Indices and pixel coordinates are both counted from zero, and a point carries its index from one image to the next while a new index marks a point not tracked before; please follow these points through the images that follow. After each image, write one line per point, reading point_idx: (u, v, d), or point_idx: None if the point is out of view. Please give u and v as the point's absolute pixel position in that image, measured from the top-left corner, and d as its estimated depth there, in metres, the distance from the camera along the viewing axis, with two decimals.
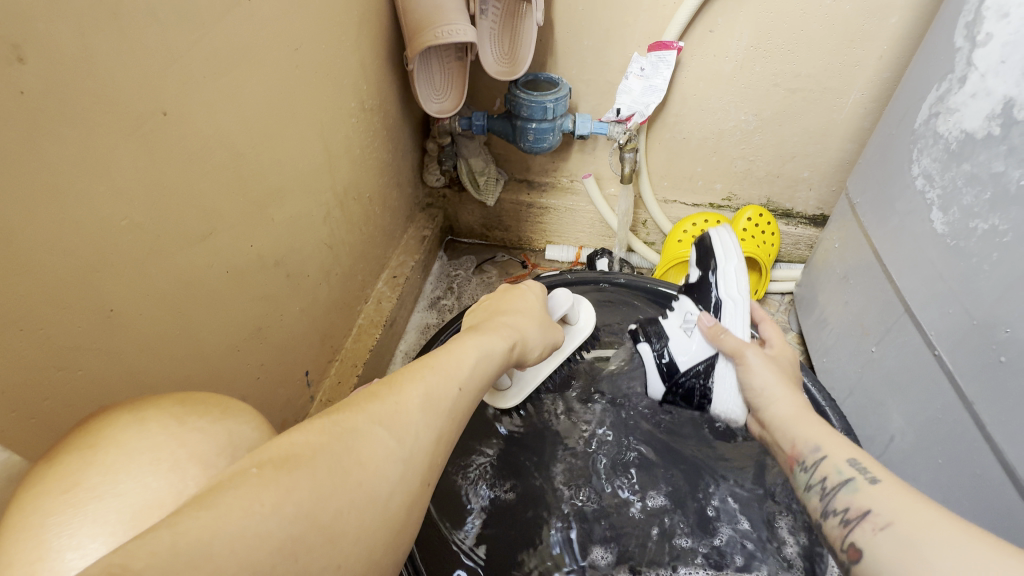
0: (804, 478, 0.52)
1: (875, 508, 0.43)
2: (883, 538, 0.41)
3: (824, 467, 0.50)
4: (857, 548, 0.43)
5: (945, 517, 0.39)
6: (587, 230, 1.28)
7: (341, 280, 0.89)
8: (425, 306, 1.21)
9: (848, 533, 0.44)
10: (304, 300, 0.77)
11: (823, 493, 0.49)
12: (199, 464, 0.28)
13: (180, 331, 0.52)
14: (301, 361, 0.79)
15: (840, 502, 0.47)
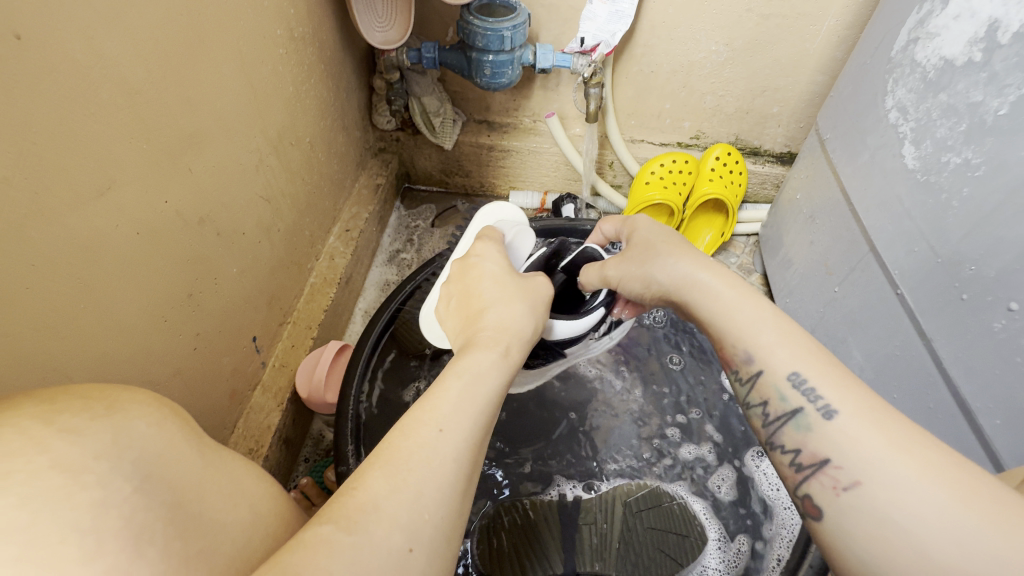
0: (743, 393, 0.47)
1: (834, 459, 0.39)
2: (846, 501, 0.37)
3: (768, 387, 0.45)
4: (814, 505, 0.40)
5: (914, 470, 0.35)
6: (552, 174, 1.22)
7: (286, 237, 0.82)
8: (384, 261, 1.15)
9: (802, 481, 0.41)
10: (242, 261, 0.70)
11: (767, 418, 0.45)
12: (78, 468, 0.23)
13: (82, 302, 0.46)
14: (246, 327, 0.73)
15: (790, 441, 0.43)
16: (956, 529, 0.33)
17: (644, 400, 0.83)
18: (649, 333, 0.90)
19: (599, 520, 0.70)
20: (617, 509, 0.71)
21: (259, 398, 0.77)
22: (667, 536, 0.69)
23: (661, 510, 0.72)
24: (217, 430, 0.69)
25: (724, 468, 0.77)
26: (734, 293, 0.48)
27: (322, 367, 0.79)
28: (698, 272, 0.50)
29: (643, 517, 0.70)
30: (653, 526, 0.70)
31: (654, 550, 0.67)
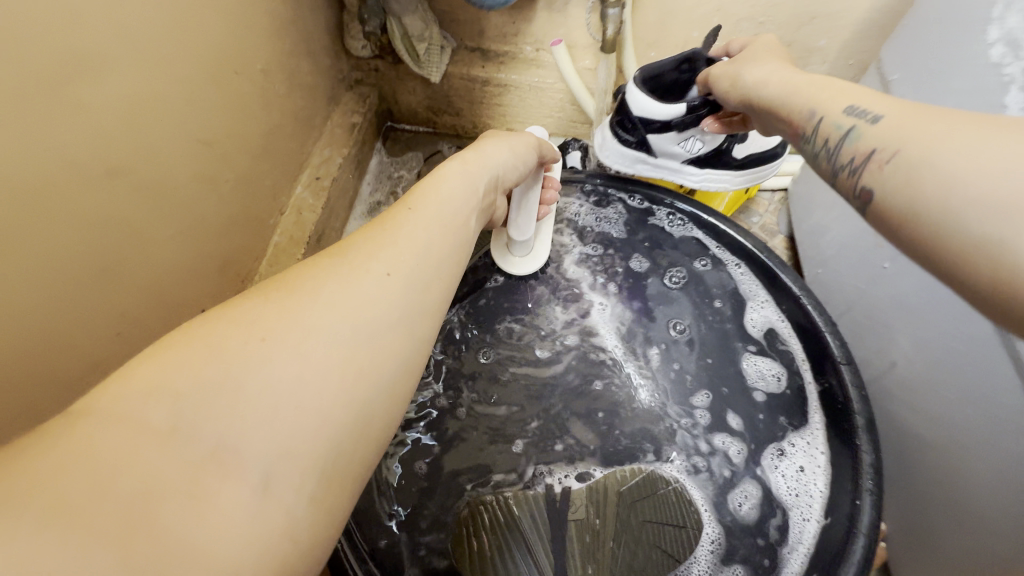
0: (808, 147, 0.53)
1: (881, 145, 0.43)
2: (890, 168, 0.41)
3: (865, 143, 0.46)
4: (867, 190, 0.43)
5: (972, 161, 0.35)
6: (556, 114, 1.06)
7: (239, 188, 0.68)
8: (364, 213, 1.02)
9: (859, 180, 0.45)
10: (180, 223, 0.58)
11: (828, 153, 0.50)
12: None
13: None
14: (193, 299, 0.62)
15: (846, 154, 0.47)
16: (994, 172, 0.33)
17: (645, 374, 0.69)
18: (654, 291, 0.75)
19: (588, 515, 0.60)
20: (608, 501, 0.61)
21: None
22: (667, 530, 0.59)
23: (660, 498, 0.61)
24: None
25: (746, 478, 0.62)
26: (809, 83, 0.56)
27: None
28: (794, 76, 0.58)
29: (639, 508, 0.60)
30: (650, 520, 0.60)
31: (652, 548, 0.58)
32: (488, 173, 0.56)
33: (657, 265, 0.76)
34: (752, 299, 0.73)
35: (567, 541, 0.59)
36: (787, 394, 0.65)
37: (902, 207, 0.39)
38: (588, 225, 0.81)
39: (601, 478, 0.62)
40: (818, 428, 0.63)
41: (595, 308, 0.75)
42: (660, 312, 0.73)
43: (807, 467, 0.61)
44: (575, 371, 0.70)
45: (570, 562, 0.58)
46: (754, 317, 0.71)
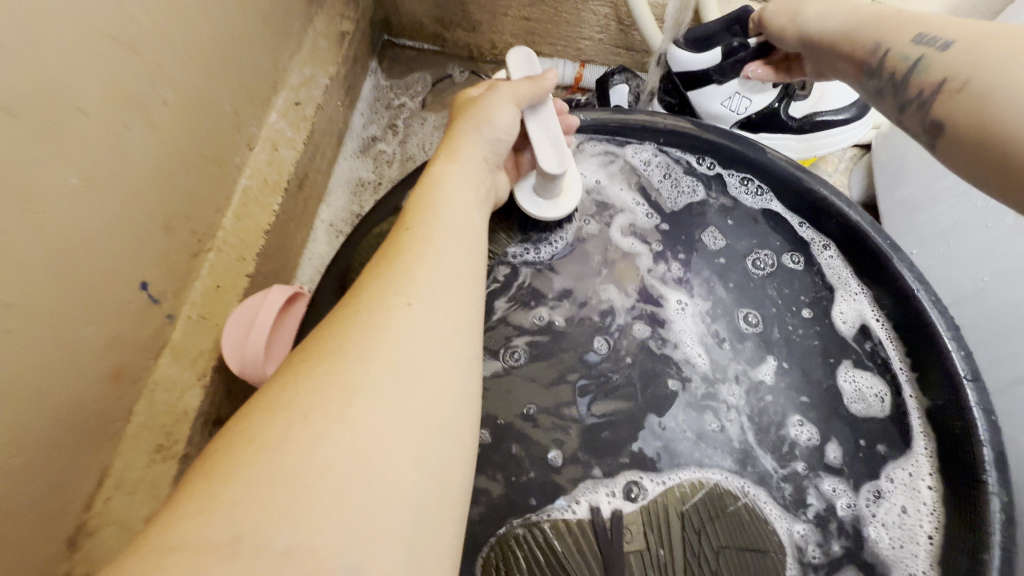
0: (871, 84, 0.44)
1: (951, 74, 0.37)
2: (962, 96, 0.36)
3: (937, 70, 0.38)
4: (936, 123, 0.37)
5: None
6: (597, 35, 0.83)
7: (183, 116, 0.49)
8: (356, 152, 0.83)
9: (926, 112, 0.39)
10: (88, 165, 0.40)
11: (892, 90, 0.42)
12: None
13: None
14: (123, 271, 0.45)
15: (912, 89, 0.40)
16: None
17: (720, 378, 0.55)
18: (726, 271, 0.60)
19: (654, 544, 0.47)
20: (671, 526, 0.48)
21: (169, 368, 0.51)
22: (746, 561, 0.48)
23: (735, 521, 0.49)
24: (98, 428, 0.45)
25: (838, 515, 0.51)
26: (894, 14, 0.44)
27: (261, 326, 0.52)
28: (852, 5, 0.47)
29: (712, 535, 0.48)
30: (727, 548, 0.48)
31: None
32: (478, 158, 0.48)
33: (736, 241, 0.61)
34: (840, 289, 0.58)
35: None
36: (896, 418, 0.53)
37: (954, 118, 0.36)
38: (649, 181, 0.64)
39: (662, 495, 0.49)
40: (924, 461, 0.51)
41: (664, 292, 0.59)
42: (732, 296, 0.59)
43: (905, 505, 0.50)
44: (634, 369, 0.55)
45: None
46: (842, 310, 0.58)
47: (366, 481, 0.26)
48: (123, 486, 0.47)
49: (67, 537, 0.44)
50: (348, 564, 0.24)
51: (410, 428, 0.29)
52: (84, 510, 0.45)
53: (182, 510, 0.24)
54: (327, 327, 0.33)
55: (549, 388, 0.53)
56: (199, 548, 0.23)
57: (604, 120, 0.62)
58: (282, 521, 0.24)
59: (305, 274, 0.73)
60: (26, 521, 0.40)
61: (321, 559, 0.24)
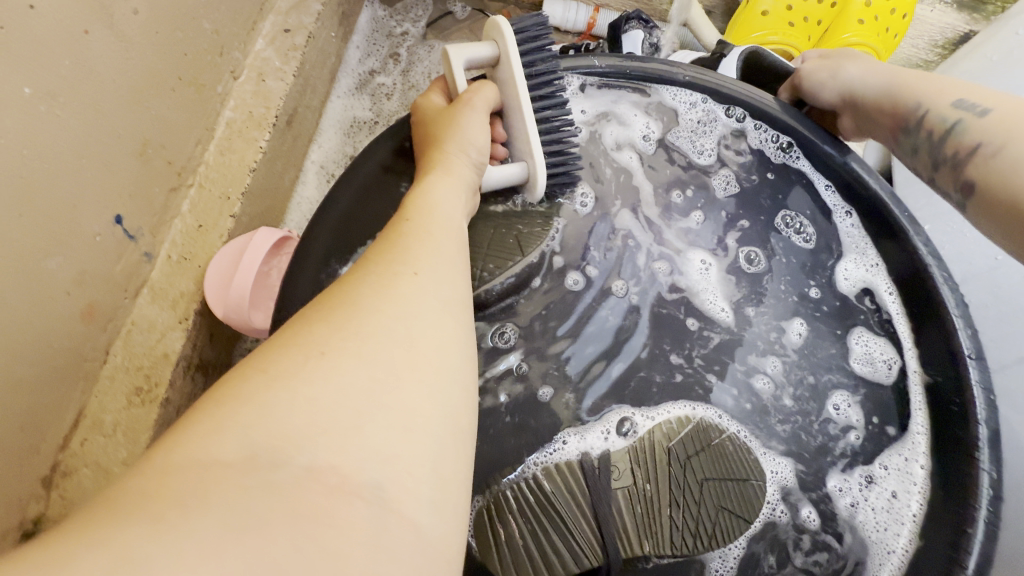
0: (907, 143, 0.47)
1: (986, 139, 0.41)
2: (1000, 160, 0.40)
3: (975, 131, 0.42)
4: (970, 184, 0.41)
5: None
6: None
7: (155, 30, 0.44)
8: (351, 89, 0.77)
9: (960, 172, 0.42)
10: (43, 73, 0.36)
11: (929, 146, 0.45)
12: None
13: None
14: (91, 198, 0.41)
15: (948, 148, 0.43)
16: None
17: (745, 339, 0.54)
18: (747, 229, 0.57)
19: (642, 482, 0.47)
20: (658, 464, 0.48)
21: (146, 308, 0.48)
22: (728, 489, 0.48)
23: (718, 452, 0.49)
24: (70, 366, 0.43)
25: (829, 482, 0.51)
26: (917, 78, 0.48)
27: (246, 272, 0.49)
28: (888, 72, 0.50)
29: (696, 467, 0.48)
30: (711, 479, 0.48)
31: (714, 511, 0.47)
32: (469, 186, 0.44)
33: (759, 199, 0.58)
34: (852, 254, 0.56)
35: (615, 512, 0.46)
36: (896, 396, 0.52)
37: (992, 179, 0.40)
38: (675, 126, 0.60)
39: (648, 436, 0.49)
40: (919, 441, 0.51)
41: (687, 251, 0.57)
42: (753, 255, 0.56)
43: (897, 485, 0.50)
44: (651, 326, 0.54)
45: (618, 538, 0.45)
46: (849, 275, 0.56)
47: (383, 416, 0.24)
48: (100, 428, 0.45)
49: (41, 476, 0.42)
50: (373, 492, 0.22)
51: (419, 373, 0.26)
52: (57, 452, 0.43)
53: (185, 433, 0.22)
54: (335, 279, 0.31)
55: (568, 336, 0.52)
56: (206, 469, 0.21)
57: (630, 69, 0.58)
58: (292, 452, 0.22)
59: (295, 218, 0.69)
60: None
61: (346, 488, 0.22)
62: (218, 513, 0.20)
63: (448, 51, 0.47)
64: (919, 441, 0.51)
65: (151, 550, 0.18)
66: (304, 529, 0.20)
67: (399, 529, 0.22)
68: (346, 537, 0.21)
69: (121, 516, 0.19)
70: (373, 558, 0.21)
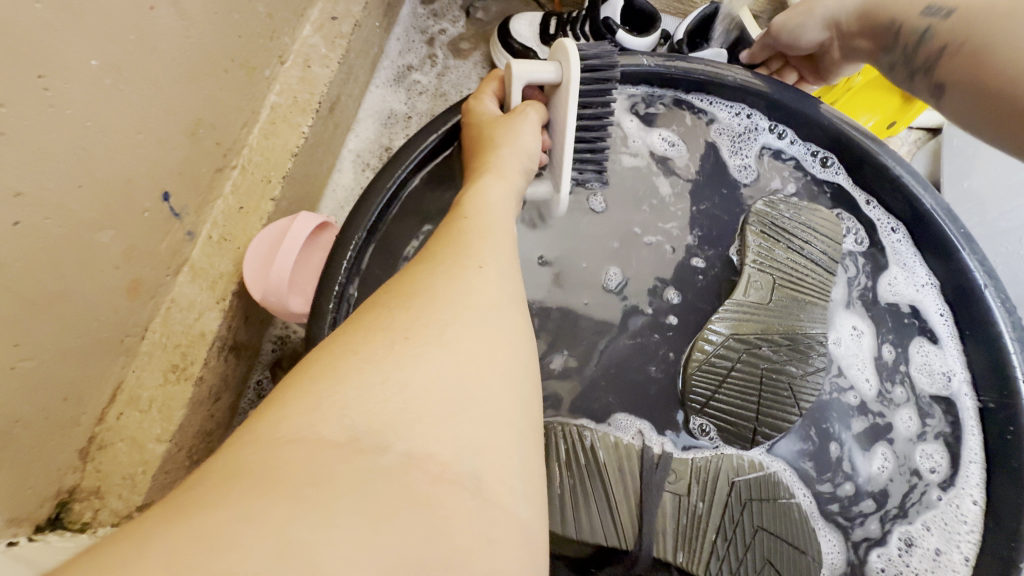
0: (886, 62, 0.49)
1: (954, 39, 0.43)
2: (960, 58, 0.42)
3: (941, 36, 0.44)
4: (940, 89, 0.45)
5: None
6: None
7: (215, 11, 0.45)
8: (390, 80, 0.77)
9: (932, 77, 0.45)
10: (108, 45, 0.36)
11: (902, 61, 0.48)
12: None
13: None
14: (143, 176, 0.42)
15: (919, 58, 0.46)
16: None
17: (865, 406, 0.52)
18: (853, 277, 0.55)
19: (695, 498, 0.47)
20: (717, 490, 0.47)
21: (186, 289, 0.48)
22: (782, 548, 0.46)
23: (780, 510, 0.47)
24: (110, 341, 0.43)
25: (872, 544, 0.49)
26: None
27: (286, 255, 0.49)
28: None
29: (754, 513, 0.46)
30: (766, 530, 0.46)
31: (759, 562, 0.45)
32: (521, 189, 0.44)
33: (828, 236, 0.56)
34: (899, 270, 0.55)
35: (660, 517, 0.45)
36: (951, 448, 0.50)
37: (964, 79, 0.42)
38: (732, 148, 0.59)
39: (714, 460, 0.49)
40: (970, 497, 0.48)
41: (835, 312, 0.54)
42: (861, 305, 0.54)
43: (956, 544, 0.47)
44: (821, 408, 0.51)
45: (655, 535, 0.44)
46: (902, 297, 0.54)
47: (471, 404, 0.24)
48: (135, 403, 0.45)
49: (78, 448, 0.43)
50: (473, 481, 0.23)
51: (498, 365, 0.26)
52: (94, 425, 0.44)
53: (282, 407, 0.23)
54: (404, 272, 0.31)
55: (732, 399, 0.50)
56: (302, 448, 0.21)
57: (684, 71, 0.56)
58: (391, 429, 0.22)
59: (330, 206, 0.69)
60: (30, 427, 0.38)
61: (448, 475, 0.22)
62: (316, 493, 0.19)
63: (511, 65, 0.45)
64: (970, 497, 0.48)
65: (257, 533, 0.18)
66: (413, 512, 0.20)
67: (500, 520, 0.23)
68: (452, 524, 0.21)
69: (214, 493, 0.19)
70: (477, 546, 0.21)
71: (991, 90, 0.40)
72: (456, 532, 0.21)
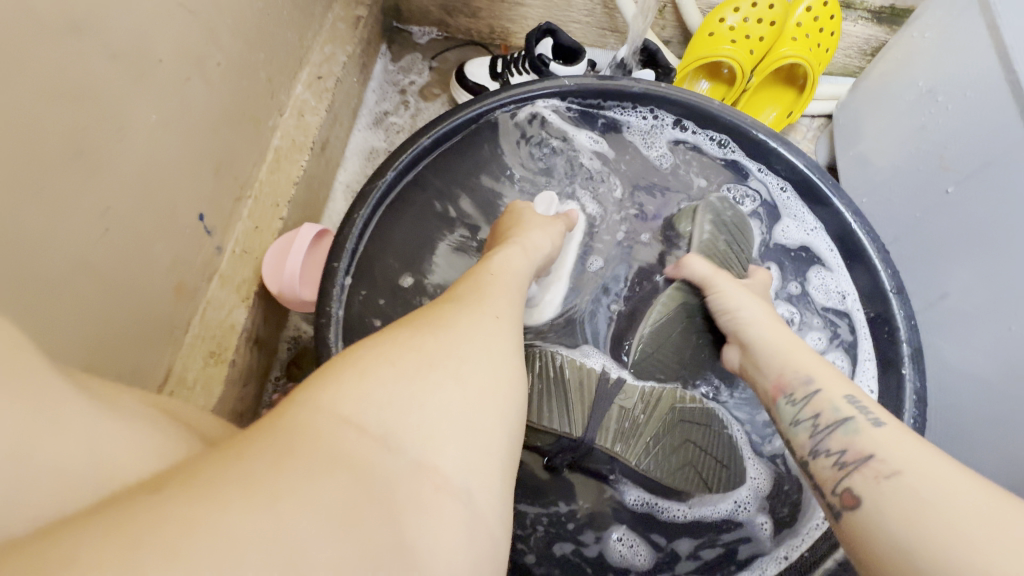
0: (790, 411, 0.47)
1: (880, 454, 0.40)
2: (886, 484, 0.37)
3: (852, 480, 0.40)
4: (853, 495, 0.39)
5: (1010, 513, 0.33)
6: (583, 18, 0.93)
7: (230, 79, 0.59)
8: (369, 123, 0.92)
9: (842, 477, 0.41)
10: (164, 106, 0.50)
11: (814, 429, 0.45)
12: None
13: None
14: (186, 202, 0.55)
15: (836, 443, 0.43)
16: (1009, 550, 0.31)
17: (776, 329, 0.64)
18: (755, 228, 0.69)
19: (636, 410, 0.59)
20: (658, 406, 0.60)
21: (218, 292, 0.61)
22: (705, 458, 0.59)
23: (710, 429, 0.60)
24: (164, 332, 0.54)
25: None
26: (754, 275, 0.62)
27: (295, 256, 0.62)
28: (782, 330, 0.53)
29: (684, 428, 0.59)
30: (693, 441, 0.59)
31: (682, 461, 0.58)
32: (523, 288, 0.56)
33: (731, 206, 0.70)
34: (791, 219, 0.68)
35: (607, 420, 0.58)
36: (853, 354, 0.61)
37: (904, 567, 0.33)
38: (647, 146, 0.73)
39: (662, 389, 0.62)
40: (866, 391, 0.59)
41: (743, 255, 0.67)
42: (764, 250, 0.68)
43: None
44: None
45: (603, 429, 0.58)
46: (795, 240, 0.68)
47: None
48: (183, 383, 0.56)
49: None
50: (433, 338, 0.34)
51: None
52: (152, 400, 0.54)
53: None
54: None
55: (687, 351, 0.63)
56: None
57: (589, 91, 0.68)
58: (402, 337, 0.34)
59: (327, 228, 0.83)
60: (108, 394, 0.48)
61: (415, 334, 0.34)
62: None
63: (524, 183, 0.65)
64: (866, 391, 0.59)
65: None
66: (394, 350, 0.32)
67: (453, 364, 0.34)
68: (420, 359, 0.33)
69: None
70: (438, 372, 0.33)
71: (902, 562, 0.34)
72: (424, 365, 0.32)
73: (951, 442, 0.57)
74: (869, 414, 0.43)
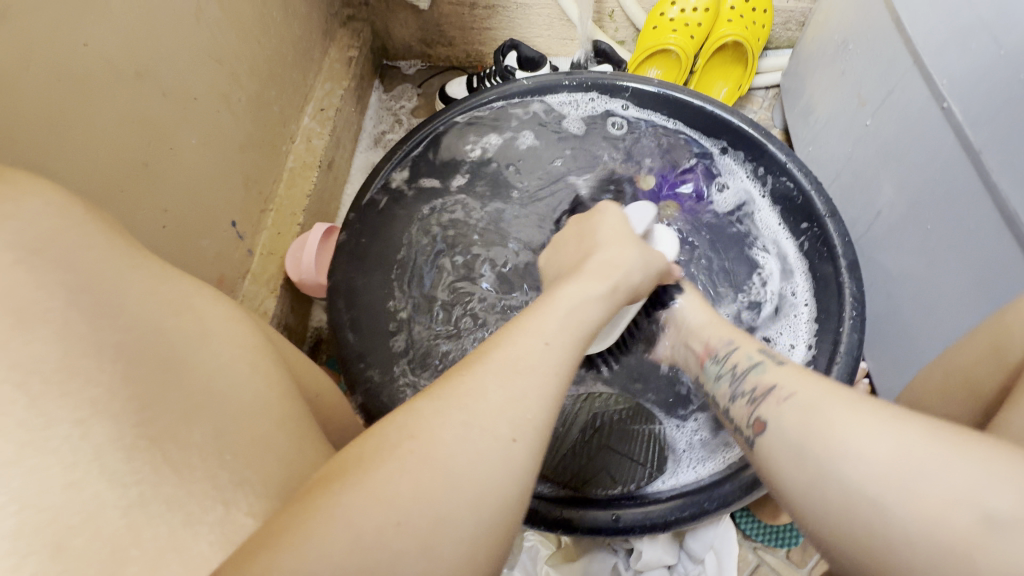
0: (715, 370, 0.50)
1: (781, 384, 0.41)
2: (787, 408, 0.38)
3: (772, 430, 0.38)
4: (762, 421, 0.40)
5: (885, 408, 0.33)
6: (545, 32, 1.06)
7: (251, 112, 0.73)
8: (369, 145, 1.06)
9: (754, 410, 0.41)
10: (202, 133, 0.64)
11: (733, 379, 0.46)
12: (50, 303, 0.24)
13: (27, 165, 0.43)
14: (223, 210, 0.68)
15: (749, 383, 0.44)
16: (881, 435, 0.31)
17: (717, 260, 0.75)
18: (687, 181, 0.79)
19: (559, 419, 0.62)
20: (578, 417, 0.63)
21: (251, 285, 0.73)
22: (619, 460, 0.60)
23: (626, 435, 0.62)
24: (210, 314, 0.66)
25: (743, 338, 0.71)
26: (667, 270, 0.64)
27: (309, 249, 0.75)
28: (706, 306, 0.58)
29: (601, 437, 0.62)
30: (608, 446, 0.61)
31: (598, 467, 0.59)
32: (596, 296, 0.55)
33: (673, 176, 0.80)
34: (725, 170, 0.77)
35: (528, 432, 0.60)
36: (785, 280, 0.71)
37: (822, 510, 0.32)
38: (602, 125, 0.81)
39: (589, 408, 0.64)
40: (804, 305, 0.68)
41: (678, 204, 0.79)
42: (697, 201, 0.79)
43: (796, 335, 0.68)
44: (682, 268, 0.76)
45: None
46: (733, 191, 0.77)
47: None
48: None
49: None
50: None
51: None
52: None
53: None
54: None
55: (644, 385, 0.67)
56: None
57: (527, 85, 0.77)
58: None
59: None
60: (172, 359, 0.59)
61: None
62: None
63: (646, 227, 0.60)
64: (804, 305, 0.68)
65: None
66: None
67: None
68: None
69: None
70: None
71: (816, 492, 0.32)
72: None
73: (924, 336, 0.62)
74: (775, 357, 0.45)
